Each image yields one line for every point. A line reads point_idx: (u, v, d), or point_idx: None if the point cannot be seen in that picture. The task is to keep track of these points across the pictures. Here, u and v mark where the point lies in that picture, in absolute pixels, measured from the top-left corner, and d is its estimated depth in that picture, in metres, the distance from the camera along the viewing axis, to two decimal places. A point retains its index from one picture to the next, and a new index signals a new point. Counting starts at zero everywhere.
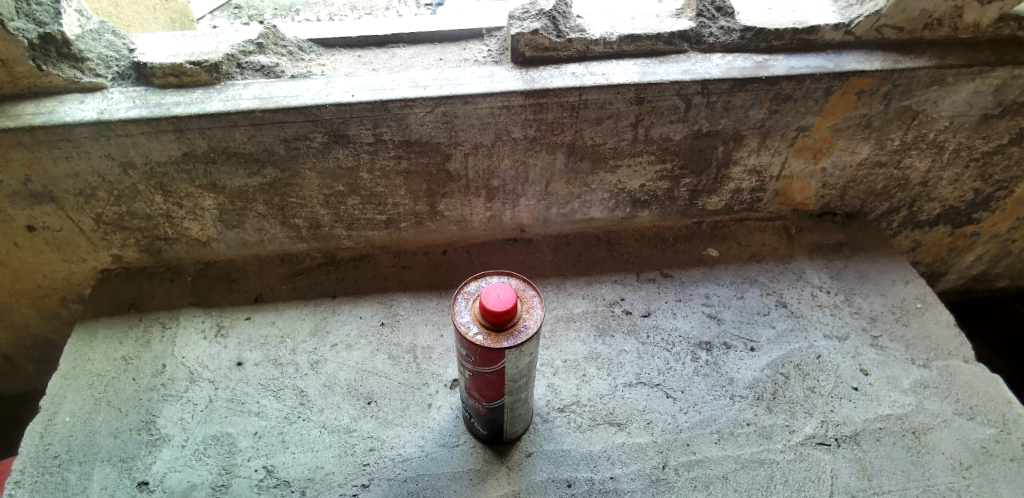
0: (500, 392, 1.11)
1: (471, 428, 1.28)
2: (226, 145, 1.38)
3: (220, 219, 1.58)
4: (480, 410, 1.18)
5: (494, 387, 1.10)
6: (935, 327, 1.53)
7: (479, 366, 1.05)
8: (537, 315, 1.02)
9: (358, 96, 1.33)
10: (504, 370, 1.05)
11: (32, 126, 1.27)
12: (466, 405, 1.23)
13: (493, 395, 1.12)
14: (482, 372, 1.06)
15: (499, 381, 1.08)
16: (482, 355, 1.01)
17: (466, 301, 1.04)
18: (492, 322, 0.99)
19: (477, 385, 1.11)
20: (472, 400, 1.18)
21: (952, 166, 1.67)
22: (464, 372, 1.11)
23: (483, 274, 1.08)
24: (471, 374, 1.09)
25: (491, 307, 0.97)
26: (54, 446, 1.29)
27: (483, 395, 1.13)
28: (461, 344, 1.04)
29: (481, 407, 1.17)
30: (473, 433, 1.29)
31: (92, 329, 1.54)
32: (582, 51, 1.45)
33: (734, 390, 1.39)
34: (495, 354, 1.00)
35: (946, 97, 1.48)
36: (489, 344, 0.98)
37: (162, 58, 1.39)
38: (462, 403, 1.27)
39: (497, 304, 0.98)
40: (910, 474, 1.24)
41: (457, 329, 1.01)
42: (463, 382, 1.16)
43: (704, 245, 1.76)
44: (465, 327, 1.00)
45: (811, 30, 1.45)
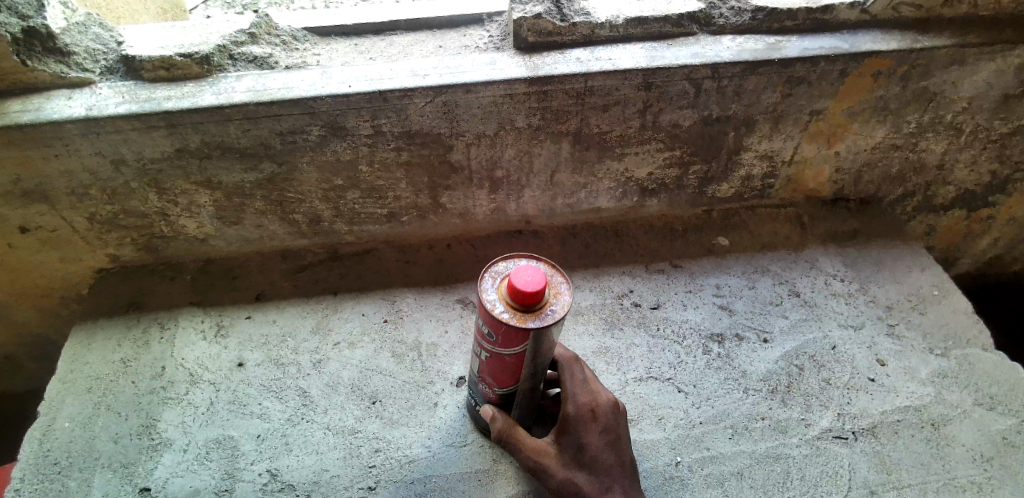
0: (518, 376, 1.08)
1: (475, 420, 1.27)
2: (221, 139, 1.33)
3: (217, 216, 1.54)
4: (488, 396, 1.16)
5: (511, 369, 1.06)
6: (953, 316, 1.48)
7: (501, 347, 1.01)
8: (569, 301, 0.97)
9: (355, 87, 1.29)
10: (526, 352, 1.01)
11: (19, 124, 1.23)
12: (472, 391, 1.22)
13: (508, 379, 1.08)
14: (502, 353, 1.02)
15: (518, 363, 1.04)
16: (506, 334, 0.97)
17: (494, 279, 0.99)
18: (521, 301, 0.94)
19: (493, 364, 1.07)
20: (480, 384, 1.16)
21: (969, 149, 1.62)
22: (482, 352, 1.07)
23: (513, 254, 1.03)
24: (490, 355, 1.05)
25: (521, 287, 0.92)
26: (53, 452, 1.26)
27: (498, 377, 1.09)
28: (485, 321, 0.99)
29: (490, 393, 1.15)
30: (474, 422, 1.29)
31: (90, 331, 1.51)
32: (587, 36, 1.39)
33: (748, 383, 1.36)
34: (520, 334, 0.96)
35: (965, 77, 1.43)
36: (515, 324, 0.93)
37: (152, 50, 1.34)
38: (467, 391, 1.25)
39: (529, 283, 0.93)
40: (930, 467, 1.21)
41: (483, 306, 0.96)
42: (475, 365, 1.14)
43: (713, 234, 1.72)
44: (492, 305, 0.96)
45: (825, 9, 1.40)
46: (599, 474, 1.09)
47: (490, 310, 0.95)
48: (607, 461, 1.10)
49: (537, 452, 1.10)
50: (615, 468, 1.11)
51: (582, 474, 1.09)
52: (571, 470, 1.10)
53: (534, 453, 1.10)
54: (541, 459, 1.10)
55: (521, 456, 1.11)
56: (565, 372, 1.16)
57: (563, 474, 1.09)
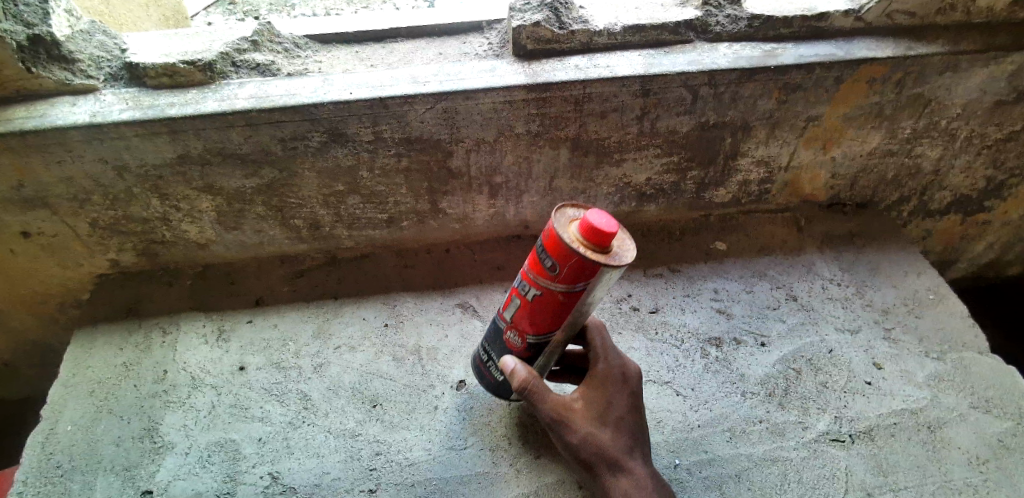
0: (561, 322, 1.02)
1: (489, 375, 1.19)
2: (223, 145, 1.35)
3: (218, 221, 1.55)
4: (517, 345, 1.09)
5: (558, 314, 0.99)
6: (949, 319, 1.50)
7: (559, 286, 0.94)
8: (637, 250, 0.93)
9: (356, 94, 1.30)
10: (578, 296, 0.96)
11: (24, 131, 1.25)
12: (497, 342, 1.15)
13: (550, 325, 1.02)
14: (554, 291, 0.95)
15: (565, 308, 0.98)
16: (571, 269, 0.90)
17: (563, 215, 0.93)
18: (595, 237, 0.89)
19: (539, 306, 0.99)
20: (512, 331, 1.09)
21: (964, 154, 1.64)
22: (530, 294, 1.00)
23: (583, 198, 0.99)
24: (539, 293, 0.98)
25: (602, 220, 0.88)
26: (55, 455, 1.27)
27: (539, 322, 1.02)
28: (548, 255, 0.92)
29: (521, 340, 1.08)
30: (483, 378, 1.21)
31: (91, 336, 1.51)
32: (585, 43, 1.41)
33: (745, 386, 1.37)
34: (587, 271, 0.90)
35: (959, 83, 1.44)
36: (588, 258, 0.87)
37: (155, 58, 1.36)
38: (487, 342, 1.18)
39: (609, 222, 0.88)
40: (926, 470, 1.22)
41: (554, 236, 0.90)
42: (513, 309, 1.06)
43: (711, 239, 1.73)
44: (563, 235, 0.89)
45: (820, 17, 1.42)
46: (621, 433, 1.11)
47: (563, 240, 0.88)
48: (629, 422, 1.13)
49: (561, 406, 1.09)
50: (635, 430, 1.13)
51: (606, 431, 1.09)
52: (595, 426, 1.09)
53: (558, 406, 1.09)
54: (565, 412, 1.09)
55: (543, 409, 1.08)
56: (593, 338, 1.19)
57: (586, 429, 1.09)
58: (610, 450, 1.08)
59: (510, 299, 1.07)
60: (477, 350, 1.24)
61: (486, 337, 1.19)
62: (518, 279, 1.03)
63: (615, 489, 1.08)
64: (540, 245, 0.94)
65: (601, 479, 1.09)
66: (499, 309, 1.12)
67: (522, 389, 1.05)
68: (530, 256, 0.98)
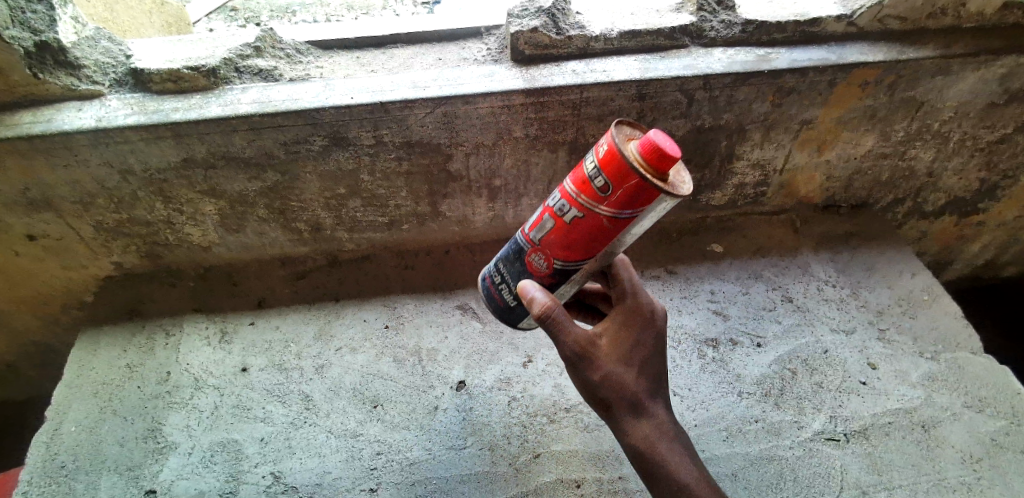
0: (599, 251, 0.91)
1: (498, 301, 1.06)
2: (226, 149, 1.37)
3: (221, 224, 1.57)
4: (541, 269, 0.97)
5: (600, 242, 0.90)
6: (943, 319, 1.51)
7: (611, 209, 0.85)
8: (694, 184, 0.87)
9: (357, 98, 1.32)
10: (623, 224, 0.87)
11: (31, 135, 1.27)
12: (515, 264, 1.01)
13: (585, 252, 0.92)
14: (597, 215, 0.86)
15: (604, 235, 0.88)
16: (624, 190, 0.81)
17: (621, 133, 0.84)
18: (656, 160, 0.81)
19: (579, 230, 0.89)
20: (538, 254, 0.96)
21: (958, 156, 1.66)
22: (571, 216, 0.89)
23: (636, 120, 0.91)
24: (580, 215, 0.88)
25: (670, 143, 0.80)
26: (60, 455, 1.29)
27: (574, 248, 0.92)
28: (602, 173, 0.83)
29: (547, 265, 0.96)
30: (491, 302, 1.08)
31: (95, 338, 1.53)
32: (582, 48, 1.43)
33: (742, 386, 1.39)
34: (647, 197, 0.81)
35: (951, 87, 1.47)
36: (653, 181, 0.79)
37: (160, 63, 1.38)
38: (502, 263, 1.04)
39: (673, 145, 0.79)
40: (920, 468, 1.23)
41: (616, 153, 0.81)
42: (542, 232, 0.94)
43: (708, 241, 1.75)
44: (622, 150, 0.80)
45: (813, 22, 1.44)
46: (645, 374, 1.00)
47: (628, 158, 0.79)
48: (654, 362, 1.02)
49: (585, 340, 0.97)
50: (659, 371, 1.03)
51: (630, 371, 0.99)
52: (619, 365, 0.98)
53: (581, 340, 0.96)
54: (588, 348, 0.97)
55: (564, 342, 0.95)
56: (621, 268, 1.04)
57: (609, 368, 0.98)
58: (633, 392, 0.98)
59: (540, 220, 0.95)
60: (485, 271, 1.09)
61: (501, 257, 1.05)
62: (555, 200, 0.92)
63: (634, 431, 1.00)
64: (592, 163, 0.85)
65: (618, 421, 1.00)
66: (522, 229, 1.00)
67: (544, 318, 0.93)
68: (577, 176, 0.88)
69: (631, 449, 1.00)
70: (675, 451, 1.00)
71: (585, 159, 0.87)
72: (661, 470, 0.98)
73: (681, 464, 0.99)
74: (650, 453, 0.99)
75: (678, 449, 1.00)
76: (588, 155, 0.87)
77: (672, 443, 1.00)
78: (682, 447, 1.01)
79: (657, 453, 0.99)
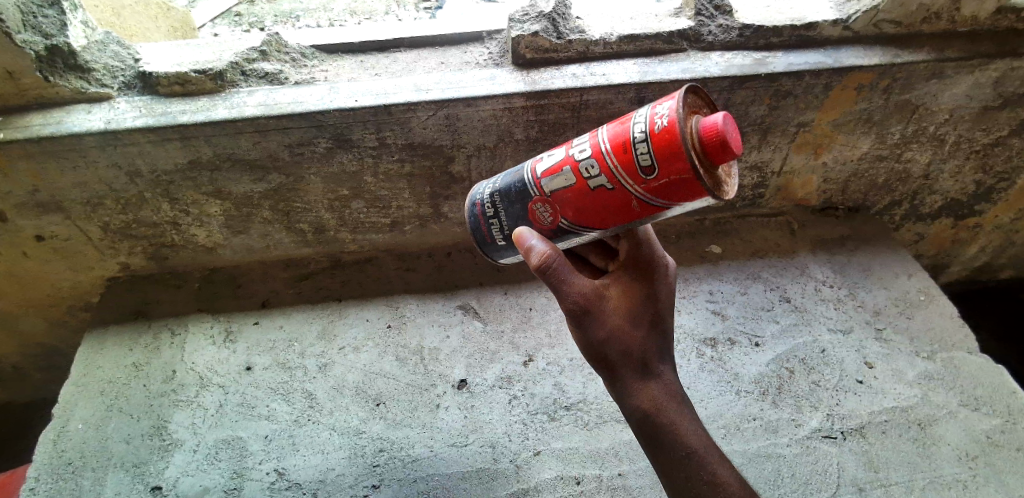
0: (612, 224, 0.90)
1: (486, 234, 1.04)
2: (232, 151, 1.39)
3: (226, 225, 1.59)
4: (544, 221, 0.95)
5: (617, 216, 0.87)
6: (939, 320, 1.53)
7: (645, 191, 0.81)
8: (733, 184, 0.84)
9: (361, 101, 1.35)
10: (652, 207, 0.83)
11: (40, 137, 1.29)
12: (514, 205, 0.98)
13: (598, 221, 0.90)
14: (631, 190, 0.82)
15: (628, 210, 0.85)
16: (670, 175, 0.77)
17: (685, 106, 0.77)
18: (708, 152, 0.77)
19: (600, 198, 0.85)
20: (545, 205, 0.93)
21: (953, 159, 1.67)
22: (598, 183, 0.85)
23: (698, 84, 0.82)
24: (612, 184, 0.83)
25: (733, 143, 0.75)
26: (67, 452, 1.31)
27: (586, 212, 0.89)
28: (652, 149, 0.77)
29: (552, 219, 0.94)
30: (478, 232, 1.05)
31: (102, 337, 1.55)
32: (582, 52, 1.46)
33: (740, 385, 1.40)
34: (687, 193, 0.78)
35: (946, 90, 1.49)
36: (703, 178, 0.75)
37: (167, 67, 1.41)
38: (498, 196, 1.00)
39: (734, 142, 0.75)
40: (916, 466, 1.24)
41: (677, 137, 0.74)
42: (559, 184, 0.90)
43: (706, 242, 1.77)
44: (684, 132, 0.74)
45: (809, 26, 1.46)
46: (650, 332, 0.96)
47: (688, 148, 0.74)
48: (659, 320, 0.96)
49: (588, 293, 0.89)
50: (666, 331, 0.98)
51: (635, 329, 0.94)
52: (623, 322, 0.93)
53: (585, 292, 0.89)
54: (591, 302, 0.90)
55: (567, 294, 0.87)
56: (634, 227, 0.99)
57: (613, 325, 0.92)
58: (637, 350, 0.94)
59: (560, 169, 0.90)
60: (476, 196, 1.05)
61: (498, 190, 1.00)
62: (585, 155, 0.86)
63: (638, 393, 0.94)
64: (643, 131, 0.78)
65: (621, 382, 0.95)
66: (534, 168, 0.94)
67: (543, 268, 0.86)
68: (619, 140, 0.82)
69: (636, 414, 0.93)
70: (682, 414, 0.94)
71: (635, 123, 0.80)
72: (669, 435, 0.91)
73: (689, 427, 0.93)
74: (656, 416, 0.92)
75: (685, 413, 0.94)
76: (640, 120, 0.80)
77: (680, 405, 0.94)
78: (689, 410, 0.95)
79: (665, 415, 0.92)
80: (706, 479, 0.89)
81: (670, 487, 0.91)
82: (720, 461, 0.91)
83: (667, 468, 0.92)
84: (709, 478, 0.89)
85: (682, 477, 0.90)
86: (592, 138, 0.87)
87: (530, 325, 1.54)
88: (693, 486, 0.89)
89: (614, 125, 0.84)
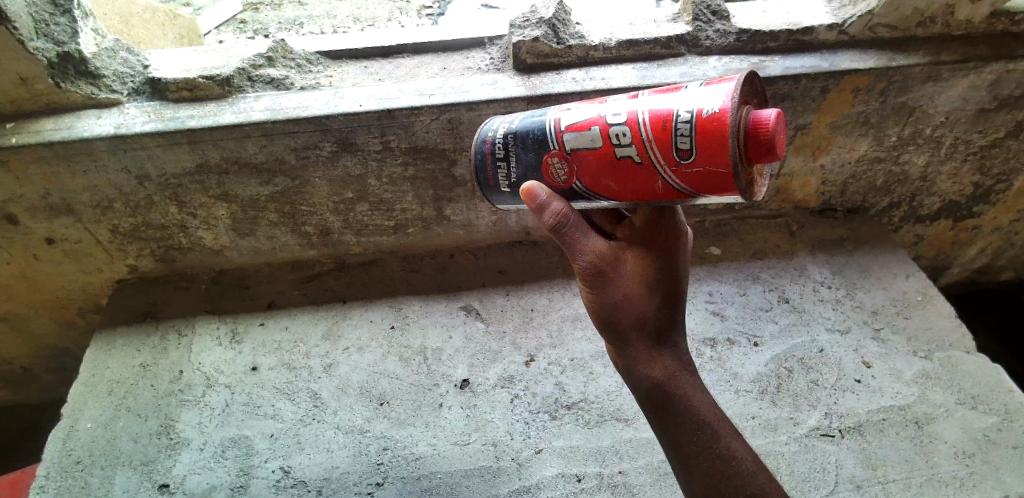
0: (626, 200, 0.86)
1: (490, 177, 0.95)
2: (239, 155, 1.42)
3: (232, 228, 1.62)
4: (557, 178, 0.89)
5: (636, 193, 0.84)
6: (936, 320, 1.54)
7: (673, 175, 0.78)
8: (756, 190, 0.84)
9: (366, 106, 1.38)
10: (676, 192, 0.81)
11: (52, 142, 1.32)
12: (528, 154, 0.91)
13: (613, 193, 0.86)
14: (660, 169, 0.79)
15: (649, 187, 0.82)
16: (708, 164, 0.74)
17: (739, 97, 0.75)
18: (750, 149, 0.75)
19: (623, 171, 0.82)
20: (563, 162, 0.87)
21: (950, 160, 1.69)
22: (626, 154, 0.81)
23: (751, 72, 0.79)
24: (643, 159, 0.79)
25: (776, 145, 0.73)
26: (76, 451, 1.33)
27: (604, 182, 0.85)
28: (695, 133, 0.74)
29: (566, 179, 0.88)
30: (482, 173, 0.96)
31: (110, 338, 1.58)
32: (582, 57, 1.49)
33: (739, 384, 1.42)
34: (719, 187, 0.76)
35: (941, 93, 1.51)
36: (740, 176, 0.73)
37: (176, 73, 1.44)
38: (513, 139, 0.92)
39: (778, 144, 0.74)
40: (914, 463, 1.26)
41: (725, 128, 0.72)
42: (583, 143, 0.85)
43: (706, 243, 1.79)
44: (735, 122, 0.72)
45: (805, 30, 1.49)
46: (665, 302, 0.91)
47: (734, 141, 0.71)
48: (675, 289, 0.92)
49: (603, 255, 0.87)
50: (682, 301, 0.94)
51: (650, 297, 0.90)
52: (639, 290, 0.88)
53: (599, 254, 0.87)
54: (606, 264, 0.88)
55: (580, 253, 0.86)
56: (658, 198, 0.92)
57: (627, 290, 0.89)
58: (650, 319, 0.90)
59: (588, 128, 0.84)
60: (488, 133, 0.96)
61: (514, 132, 0.92)
62: (619, 121, 0.81)
63: (650, 363, 0.92)
64: (690, 113, 0.75)
65: (633, 351, 0.92)
66: (558, 118, 0.88)
67: (557, 226, 0.85)
68: (660, 116, 0.78)
69: (647, 383, 0.92)
70: (692, 384, 0.93)
71: (682, 102, 0.77)
72: (681, 406, 0.90)
73: (699, 401, 0.91)
74: (667, 387, 0.91)
75: (695, 383, 0.93)
76: (688, 101, 0.76)
77: (690, 377, 0.93)
78: (698, 380, 0.94)
79: (674, 387, 0.91)
80: (718, 451, 0.88)
81: (680, 459, 0.90)
82: (732, 434, 0.90)
83: (678, 440, 0.90)
84: (721, 450, 0.88)
85: (693, 449, 0.89)
86: (630, 104, 0.82)
87: (532, 326, 1.56)
88: (704, 458, 0.88)
89: (658, 98, 0.80)
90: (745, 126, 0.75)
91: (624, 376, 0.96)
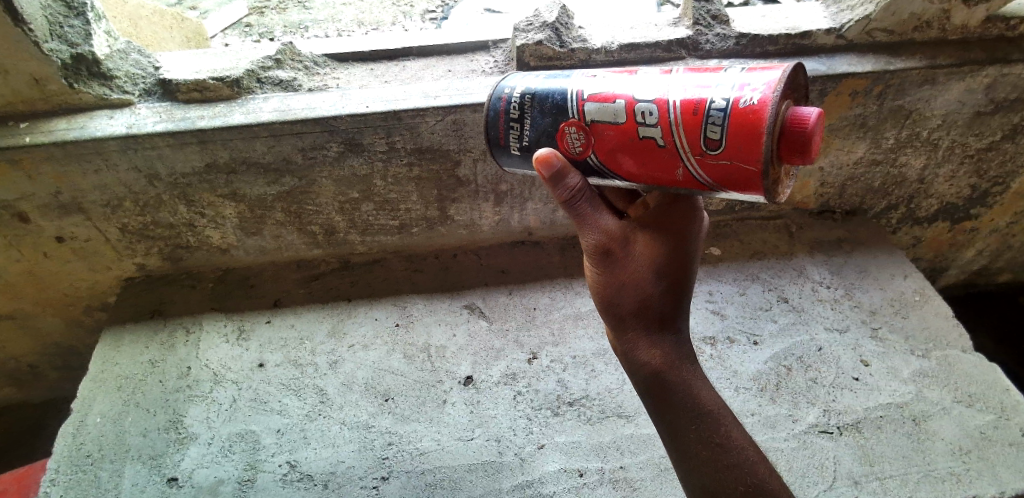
0: (642, 181, 0.85)
1: (500, 136, 0.92)
2: (248, 155, 1.45)
3: (239, 227, 1.65)
4: (572, 148, 0.87)
5: (655, 175, 0.83)
6: (934, 319, 1.57)
7: (696, 163, 0.77)
8: (782, 189, 0.82)
9: (373, 107, 1.41)
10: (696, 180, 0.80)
11: (64, 141, 1.35)
12: (544, 118, 0.88)
13: (630, 171, 0.84)
14: (683, 155, 0.78)
15: (668, 170, 0.80)
16: (737, 158, 0.73)
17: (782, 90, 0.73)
18: (783, 148, 0.74)
19: (645, 151, 0.81)
20: (580, 132, 0.85)
21: (947, 163, 1.72)
22: (649, 134, 0.79)
23: (801, 65, 0.76)
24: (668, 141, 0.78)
25: (810, 148, 0.72)
26: (86, 445, 1.35)
27: (621, 158, 0.83)
28: (729, 124, 0.73)
29: (581, 151, 0.86)
30: (493, 130, 0.92)
31: (118, 335, 1.60)
32: (584, 60, 1.52)
33: (739, 382, 1.44)
34: (741, 183, 0.76)
35: (938, 96, 1.53)
36: (768, 175, 0.72)
37: (187, 74, 1.47)
38: (530, 101, 0.89)
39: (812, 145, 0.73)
40: (911, 460, 1.27)
41: (761, 122, 0.70)
42: (604, 116, 0.82)
43: (706, 244, 1.82)
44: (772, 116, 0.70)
45: (804, 35, 1.53)
46: (670, 292, 0.92)
47: (768, 140, 0.70)
48: (682, 281, 0.92)
49: (613, 235, 0.88)
50: (687, 293, 0.95)
51: (654, 285, 0.91)
52: (646, 275, 0.90)
53: (609, 234, 0.87)
54: (615, 246, 0.88)
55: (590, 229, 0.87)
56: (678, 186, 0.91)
57: (633, 275, 0.90)
58: (653, 306, 0.92)
59: (613, 100, 0.82)
60: (504, 90, 0.92)
61: (532, 93, 0.89)
62: (647, 99, 0.79)
63: (650, 350, 0.94)
64: (727, 101, 0.73)
65: (633, 335, 0.95)
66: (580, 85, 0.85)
67: (570, 200, 0.85)
68: (693, 100, 0.76)
69: (646, 369, 0.94)
70: (693, 375, 0.95)
71: (718, 88, 0.75)
72: (679, 395, 0.92)
73: (697, 392, 0.93)
74: (667, 374, 0.93)
75: (696, 374, 0.95)
76: (725, 88, 0.75)
77: (691, 367, 0.95)
78: (700, 372, 0.96)
79: (674, 375, 0.93)
80: (716, 440, 0.91)
81: (678, 446, 0.93)
82: (732, 424, 0.93)
83: (676, 428, 0.93)
84: (721, 439, 0.91)
85: (692, 437, 0.91)
86: (659, 83, 0.80)
87: (535, 325, 1.58)
88: (703, 447, 0.91)
89: (692, 80, 0.78)
90: (781, 122, 0.74)
91: (623, 362, 0.98)
